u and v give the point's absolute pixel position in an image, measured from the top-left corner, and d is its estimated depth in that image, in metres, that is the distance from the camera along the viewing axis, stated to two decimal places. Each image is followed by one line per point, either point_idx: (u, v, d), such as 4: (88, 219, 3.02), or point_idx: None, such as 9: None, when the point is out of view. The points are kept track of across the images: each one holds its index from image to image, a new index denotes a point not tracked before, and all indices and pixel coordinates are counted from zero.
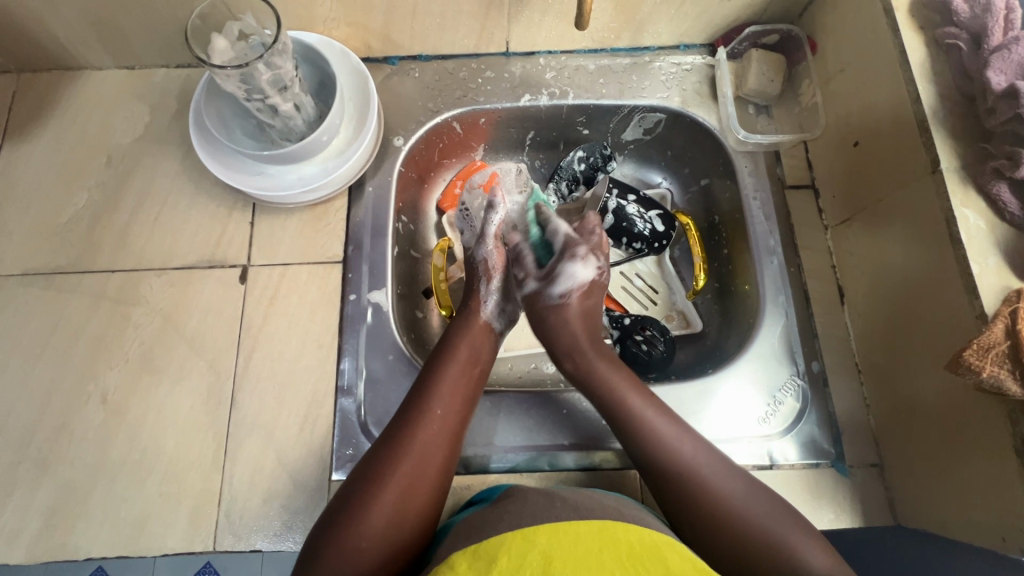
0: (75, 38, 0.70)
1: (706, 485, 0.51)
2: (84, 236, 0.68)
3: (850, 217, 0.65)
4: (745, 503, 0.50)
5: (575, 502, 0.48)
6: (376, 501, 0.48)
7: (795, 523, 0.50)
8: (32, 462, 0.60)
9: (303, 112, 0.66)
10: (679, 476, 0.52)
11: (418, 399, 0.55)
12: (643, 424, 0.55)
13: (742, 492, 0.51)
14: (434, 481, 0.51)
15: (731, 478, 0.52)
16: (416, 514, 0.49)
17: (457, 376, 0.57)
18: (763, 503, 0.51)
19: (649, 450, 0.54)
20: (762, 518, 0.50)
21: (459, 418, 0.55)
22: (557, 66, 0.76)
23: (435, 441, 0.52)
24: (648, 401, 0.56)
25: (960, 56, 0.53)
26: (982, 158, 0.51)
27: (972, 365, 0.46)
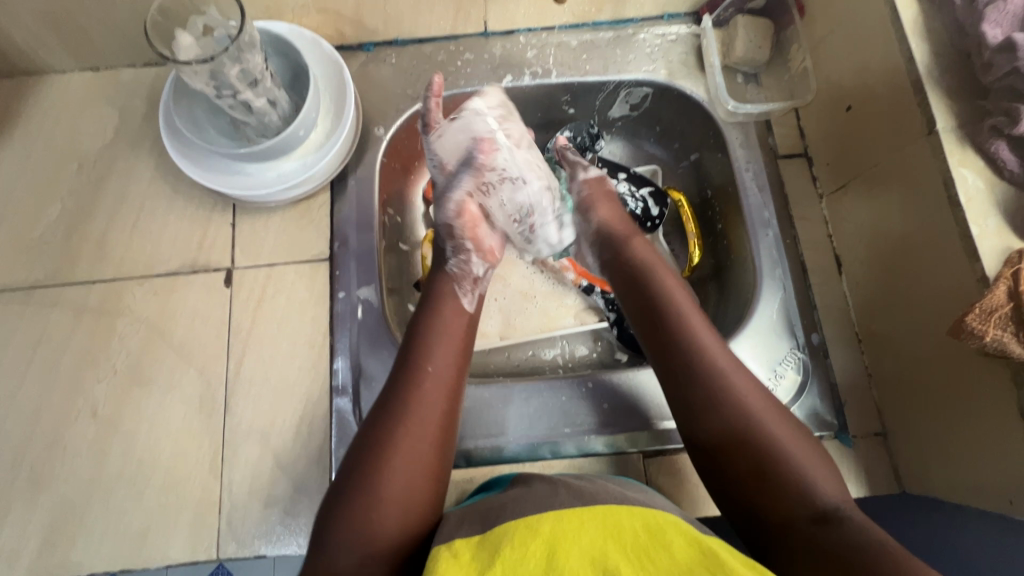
0: (34, 41, 0.67)
1: (761, 426, 0.50)
2: (60, 247, 0.66)
3: (845, 184, 0.64)
4: (785, 439, 0.49)
5: (578, 487, 0.47)
6: (381, 470, 0.47)
7: (830, 472, 0.48)
8: (26, 481, 0.59)
9: (279, 107, 0.63)
10: (723, 408, 0.51)
11: (408, 361, 0.54)
12: (706, 360, 0.53)
13: (787, 438, 0.49)
14: (437, 441, 0.50)
15: (761, 399, 0.52)
16: (427, 478, 0.48)
17: (448, 330, 0.56)
18: (805, 450, 0.49)
19: (688, 368, 0.54)
20: (789, 449, 0.49)
21: (454, 373, 0.54)
22: (538, 44, 0.73)
23: (433, 399, 0.51)
24: (713, 335, 0.56)
25: (952, 11, 0.51)
26: (979, 116, 0.50)
27: (975, 330, 0.45)
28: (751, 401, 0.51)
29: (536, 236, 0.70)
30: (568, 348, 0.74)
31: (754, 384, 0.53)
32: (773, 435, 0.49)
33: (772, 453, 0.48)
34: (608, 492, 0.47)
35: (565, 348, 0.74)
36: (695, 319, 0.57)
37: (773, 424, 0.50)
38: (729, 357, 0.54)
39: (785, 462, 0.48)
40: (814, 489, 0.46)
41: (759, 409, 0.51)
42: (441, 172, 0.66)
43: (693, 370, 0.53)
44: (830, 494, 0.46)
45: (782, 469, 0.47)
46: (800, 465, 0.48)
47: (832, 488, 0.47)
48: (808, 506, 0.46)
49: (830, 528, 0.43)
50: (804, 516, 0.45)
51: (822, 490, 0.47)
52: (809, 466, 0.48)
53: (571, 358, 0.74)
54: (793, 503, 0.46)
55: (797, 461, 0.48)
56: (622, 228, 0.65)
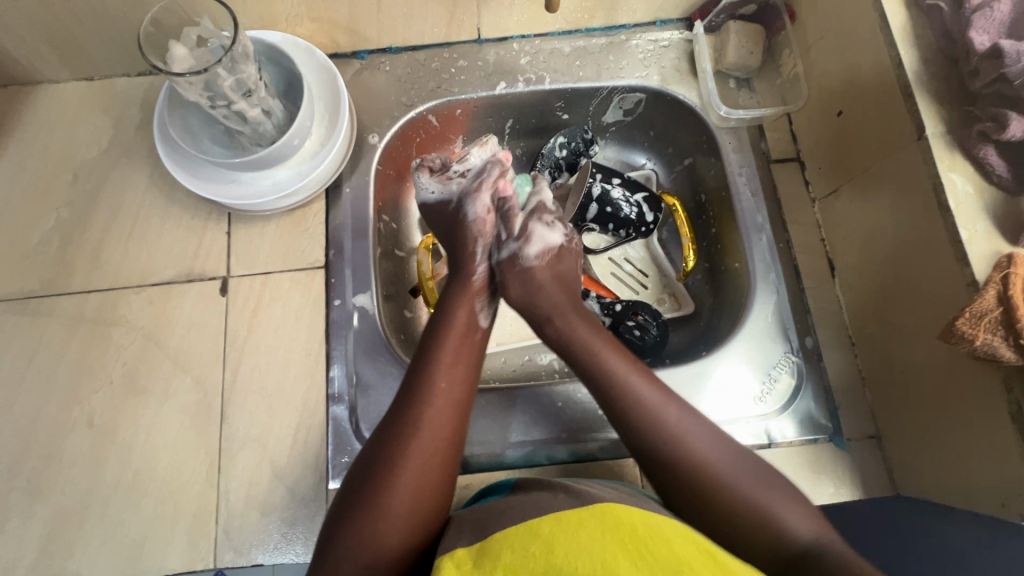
0: (28, 52, 0.67)
1: (718, 485, 0.49)
2: (55, 257, 0.66)
3: (837, 188, 0.64)
4: (735, 479, 0.50)
5: (578, 492, 0.48)
6: (392, 485, 0.47)
7: (804, 506, 0.49)
8: (22, 492, 0.59)
9: (273, 116, 0.63)
10: (676, 469, 0.50)
11: (420, 375, 0.53)
12: (638, 404, 0.53)
13: (750, 483, 0.49)
14: (445, 457, 0.50)
15: (722, 451, 0.51)
16: (434, 495, 0.48)
17: (459, 345, 0.56)
18: (772, 489, 0.49)
19: (643, 433, 0.52)
20: (756, 495, 0.49)
21: (465, 388, 0.54)
22: (531, 51, 0.74)
23: (443, 415, 0.51)
24: (655, 391, 0.54)
25: (940, 17, 0.52)
26: (968, 122, 0.50)
27: (965, 334, 0.45)
28: (701, 463, 0.50)
29: (529, 241, 0.63)
30: None
31: (704, 428, 0.52)
32: (729, 483, 0.49)
33: (727, 505, 0.49)
34: (607, 496, 0.47)
35: None
36: (642, 387, 0.54)
37: (727, 468, 0.50)
38: (682, 416, 0.52)
39: (748, 505, 0.48)
40: (781, 527, 0.47)
41: (700, 439, 0.51)
42: (453, 187, 0.66)
43: (649, 438, 0.52)
44: (800, 530, 0.47)
45: (742, 517, 0.48)
46: (762, 505, 0.48)
47: (805, 523, 0.47)
48: (777, 548, 0.46)
49: (797, 569, 0.45)
50: (770, 556, 0.47)
51: (793, 526, 0.47)
52: (777, 504, 0.48)
53: (567, 363, 0.74)
54: (759, 544, 0.47)
55: (765, 506, 0.48)
56: (547, 287, 0.62)
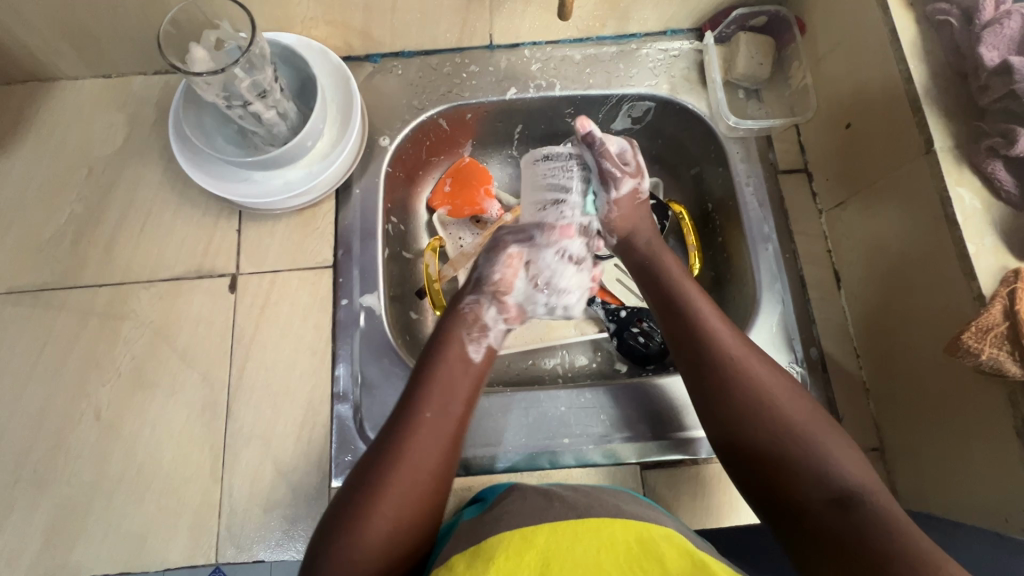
0: (48, 49, 0.69)
1: (774, 409, 0.50)
2: (67, 251, 0.67)
3: (844, 200, 0.65)
4: (791, 411, 0.50)
5: (574, 500, 0.48)
6: (371, 513, 0.47)
7: (857, 457, 0.48)
8: (28, 482, 0.60)
9: (287, 117, 0.64)
10: (744, 399, 0.51)
11: (408, 402, 0.53)
12: (718, 339, 0.54)
13: (809, 422, 0.49)
14: (432, 485, 0.50)
15: (780, 382, 0.52)
16: (411, 525, 0.48)
17: (448, 376, 0.55)
18: (828, 435, 0.49)
19: (713, 365, 0.53)
20: (811, 434, 0.48)
21: (451, 419, 0.53)
22: (542, 57, 0.75)
23: (428, 445, 0.51)
24: (723, 320, 0.56)
25: (951, 33, 0.52)
26: (976, 137, 0.50)
27: (971, 348, 0.45)
28: (773, 397, 0.51)
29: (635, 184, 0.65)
30: (567, 358, 0.76)
31: (770, 367, 0.52)
32: (779, 409, 0.50)
33: (774, 425, 0.49)
34: (603, 505, 0.47)
35: (565, 358, 0.76)
36: (712, 319, 0.56)
37: (789, 402, 0.50)
38: (763, 365, 0.53)
39: (806, 442, 0.48)
40: (829, 469, 0.47)
41: (765, 378, 0.52)
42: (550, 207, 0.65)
43: (721, 366, 0.53)
44: (854, 477, 0.46)
45: (791, 448, 0.48)
46: (810, 436, 0.48)
47: (857, 470, 0.47)
48: (826, 490, 0.46)
49: (849, 511, 0.44)
50: (822, 504, 0.45)
51: (844, 470, 0.47)
52: (832, 448, 0.48)
53: (571, 368, 0.76)
54: (809, 491, 0.46)
55: (821, 450, 0.48)
56: (633, 221, 0.65)
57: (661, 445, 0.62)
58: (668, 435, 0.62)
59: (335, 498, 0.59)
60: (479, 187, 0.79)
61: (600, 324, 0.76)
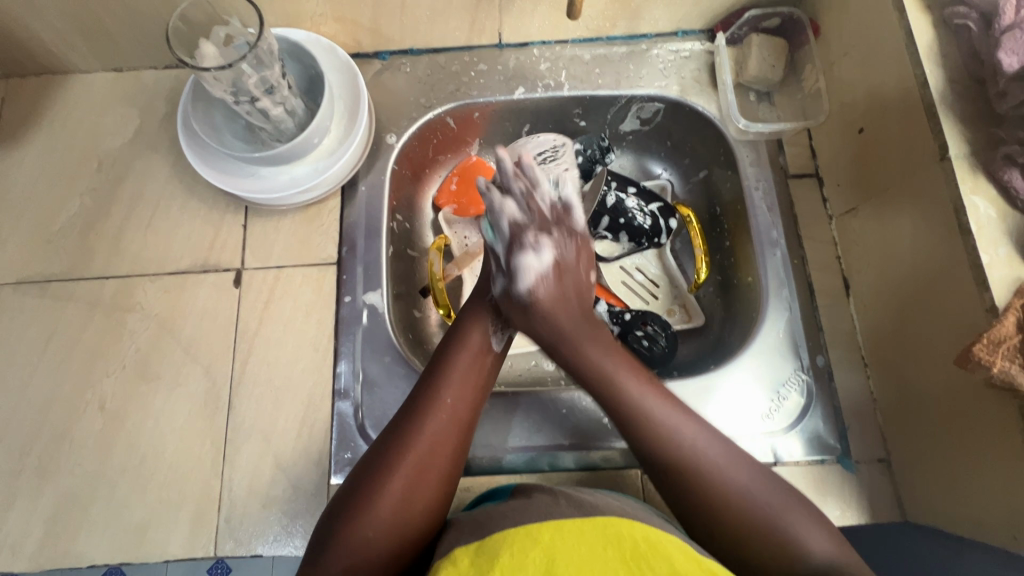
0: (61, 41, 0.69)
1: (731, 495, 0.48)
2: (76, 243, 0.68)
3: (855, 206, 0.63)
4: (750, 496, 0.48)
5: (578, 500, 0.47)
6: (385, 492, 0.47)
7: (826, 529, 0.47)
8: (32, 471, 0.60)
9: (294, 114, 0.64)
10: (697, 494, 0.49)
11: (426, 390, 0.53)
12: (651, 427, 0.51)
13: (773, 501, 0.48)
14: (446, 470, 0.51)
15: (739, 468, 0.50)
16: (423, 508, 0.48)
17: (469, 362, 0.56)
18: (794, 509, 0.48)
19: (655, 449, 0.51)
20: (772, 513, 0.48)
21: (468, 406, 0.54)
22: (551, 57, 0.74)
23: (444, 431, 0.51)
24: (661, 399, 0.53)
25: (969, 36, 0.51)
26: (993, 144, 0.49)
27: (982, 360, 0.44)
28: (719, 478, 0.49)
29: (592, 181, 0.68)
30: None
31: (723, 450, 0.51)
32: (744, 500, 0.48)
33: (731, 510, 0.48)
34: (608, 506, 0.47)
35: None
36: (652, 402, 0.52)
37: (748, 490, 0.49)
38: (720, 452, 0.50)
39: (769, 524, 0.47)
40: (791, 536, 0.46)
41: (722, 464, 0.50)
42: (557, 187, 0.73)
43: (664, 455, 0.50)
44: (822, 550, 0.46)
45: (758, 528, 0.47)
46: (774, 518, 0.47)
47: (825, 543, 0.46)
48: (796, 565, 0.45)
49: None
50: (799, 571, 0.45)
51: (811, 543, 0.46)
52: (797, 528, 0.47)
53: None
54: (776, 562, 0.46)
55: (785, 528, 0.47)
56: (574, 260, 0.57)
57: None
58: None
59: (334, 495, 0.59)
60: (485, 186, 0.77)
61: None
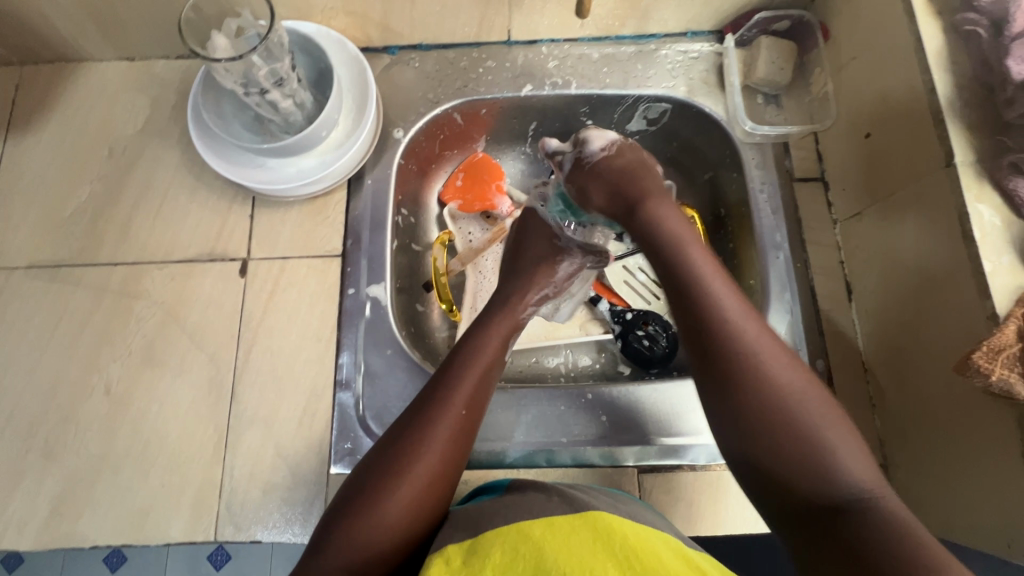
0: (75, 29, 0.70)
1: (782, 402, 0.47)
2: (86, 229, 0.69)
3: (860, 211, 0.63)
4: (801, 403, 0.47)
5: (573, 496, 0.48)
6: (391, 490, 0.48)
7: (864, 455, 0.46)
8: (39, 452, 0.62)
9: (303, 106, 0.65)
10: (752, 375, 0.48)
11: (435, 390, 0.53)
12: (722, 318, 0.50)
13: (816, 415, 0.46)
14: (450, 472, 0.51)
15: (792, 374, 0.48)
16: (426, 509, 0.48)
17: (477, 369, 0.55)
18: (837, 431, 0.46)
19: (709, 313, 0.51)
20: (825, 440, 0.45)
21: (475, 413, 0.54)
22: (559, 55, 0.74)
23: (449, 432, 0.51)
24: (738, 302, 0.52)
25: (978, 43, 0.51)
26: (999, 152, 0.49)
27: (981, 369, 0.44)
28: (786, 390, 0.47)
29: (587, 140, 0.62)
30: (570, 358, 0.76)
31: (779, 353, 0.49)
32: (793, 408, 0.46)
33: (778, 421, 0.46)
34: (603, 505, 0.47)
35: (569, 357, 0.76)
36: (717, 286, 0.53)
37: (797, 397, 0.47)
38: (779, 358, 0.49)
39: (815, 442, 0.45)
40: (835, 475, 0.44)
41: (778, 371, 0.48)
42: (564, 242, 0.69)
43: (728, 355, 0.49)
44: (858, 480, 0.44)
45: (799, 449, 0.45)
46: (820, 436, 0.45)
47: (863, 473, 0.44)
48: (832, 493, 0.44)
49: (844, 517, 0.42)
50: (820, 504, 0.44)
51: (850, 471, 0.44)
52: (837, 444, 0.45)
53: (574, 367, 0.76)
54: (812, 492, 0.44)
55: (828, 447, 0.45)
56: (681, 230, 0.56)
57: (660, 451, 0.62)
58: (667, 441, 0.62)
59: (334, 484, 0.60)
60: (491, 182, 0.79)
61: (605, 326, 0.77)
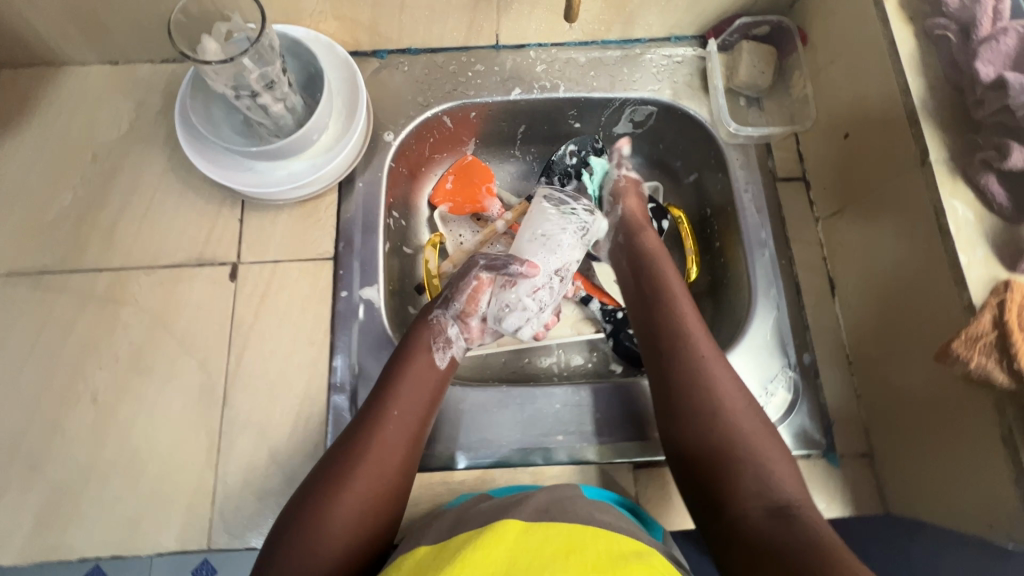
0: (56, 32, 0.69)
1: (720, 412, 0.54)
2: (69, 235, 0.68)
3: (842, 208, 0.65)
4: (735, 416, 0.54)
5: (546, 503, 0.49)
6: (333, 503, 0.49)
7: (792, 467, 0.51)
8: (21, 464, 0.60)
9: (293, 110, 0.64)
10: (697, 387, 0.55)
11: (378, 399, 0.56)
12: (681, 333, 0.59)
13: (750, 422, 0.53)
14: (395, 483, 0.52)
15: (734, 390, 0.55)
16: (373, 517, 0.50)
17: (413, 376, 0.58)
18: (766, 441, 0.53)
19: (672, 334, 0.60)
20: (755, 443, 0.52)
21: (416, 418, 0.56)
22: (547, 58, 0.75)
23: (389, 442, 0.54)
24: (697, 323, 0.61)
25: (948, 47, 0.53)
26: (971, 149, 0.51)
27: (960, 355, 0.47)
28: (724, 405, 0.54)
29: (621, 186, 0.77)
30: (563, 357, 0.78)
31: (727, 371, 0.57)
32: (732, 419, 0.53)
33: (717, 426, 0.53)
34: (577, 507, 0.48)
35: (561, 356, 0.78)
36: (685, 312, 0.62)
37: (736, 410, 0.54)
38: (725, 374, 0.56)
39: (747, 447, 0.52)
40: (769, 476, 0.50)
41: (721, 381, 0.56)
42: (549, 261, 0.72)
43: (680, 365, 0.57)
44: (787, 484, 0.49)
45: (735, 454, 0.51)
46: (756, 449, 0.51)
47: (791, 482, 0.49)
48: (763, 495, 0.48)
49: (780, 520, 0.46)
50: (755, 512, 0.48)
51: (779, 478, 0.49)
52: (771, 457, 0.51)
53: (566, 366, 0.77)
54: (745, 495, 0.49)
55: (761, 456, 0.51)
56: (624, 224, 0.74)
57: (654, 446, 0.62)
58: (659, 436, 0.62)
59: None
60: (482, 184, 0.79)
61: (596, 325, 0.78)
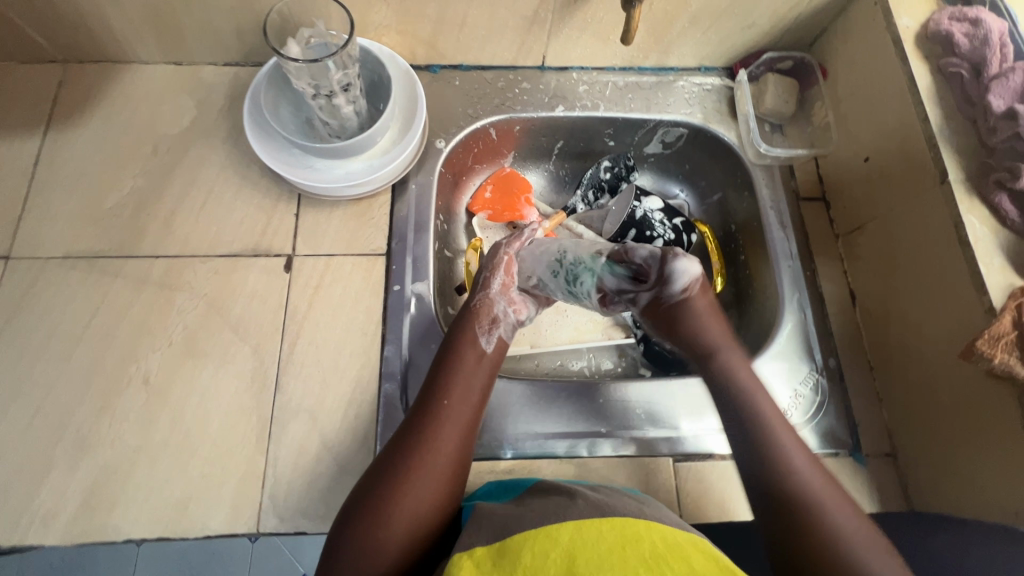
0: (129, 32, 0.72)
1: (807, 494, 0.51)
2: (127, 222, 0.70)
3: (862, 225, 0.71)
4: (825, 502, 0.50)
5: (597, 500, 0.49)
6: (398, 495, 0.50)
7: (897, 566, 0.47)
8: (70, 443, 0.60)
9: (358, 113, 0.69)
10: (774, 466, 0.53)
11: (429, 392, 0.57)
12: (750, 405, 0.57)
13: (841, 514, 0.49)
14: (453, 472, 0.53)
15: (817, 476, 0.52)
16: (436, 508, 0.51)
17: (468, 367, 0.59)
18: (864, 538, 0.48)
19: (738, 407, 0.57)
20: (852, 541, 0.48)
21: (470, 408, 0.57)
22: (588, 80, 0.81)
23: (447, 432, 0.54)
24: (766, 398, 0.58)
25: (961, 83, 0.60)
26: (985, 172, 0.58)
27: (984, 353, 0.51)
28: (810, 489, 0.51)
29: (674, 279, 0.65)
30: (593, 361, 0.81)
31: (805, 454, 0.54)
32: (823, 511, 0.49)
33: (803, 510, 0.50)
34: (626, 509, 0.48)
35: (592, 360, 0.81)
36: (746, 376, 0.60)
37: (820, 490, 0.51)
38: (805, 462, 0.53)
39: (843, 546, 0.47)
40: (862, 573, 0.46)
41: (796, 461, 0.53)
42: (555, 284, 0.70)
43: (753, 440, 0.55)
44: None
45: (830, 547, 0.47)
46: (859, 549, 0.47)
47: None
48: None
49: None
50: None
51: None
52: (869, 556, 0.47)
53: (597, 370, 0.80)
54: None
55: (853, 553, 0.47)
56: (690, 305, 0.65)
57: (693, 440, 0.65)
58: (697, 432, 0.65)
59: None
60: (520, 194, 0.84)
61: (626, 331, 0.81)
